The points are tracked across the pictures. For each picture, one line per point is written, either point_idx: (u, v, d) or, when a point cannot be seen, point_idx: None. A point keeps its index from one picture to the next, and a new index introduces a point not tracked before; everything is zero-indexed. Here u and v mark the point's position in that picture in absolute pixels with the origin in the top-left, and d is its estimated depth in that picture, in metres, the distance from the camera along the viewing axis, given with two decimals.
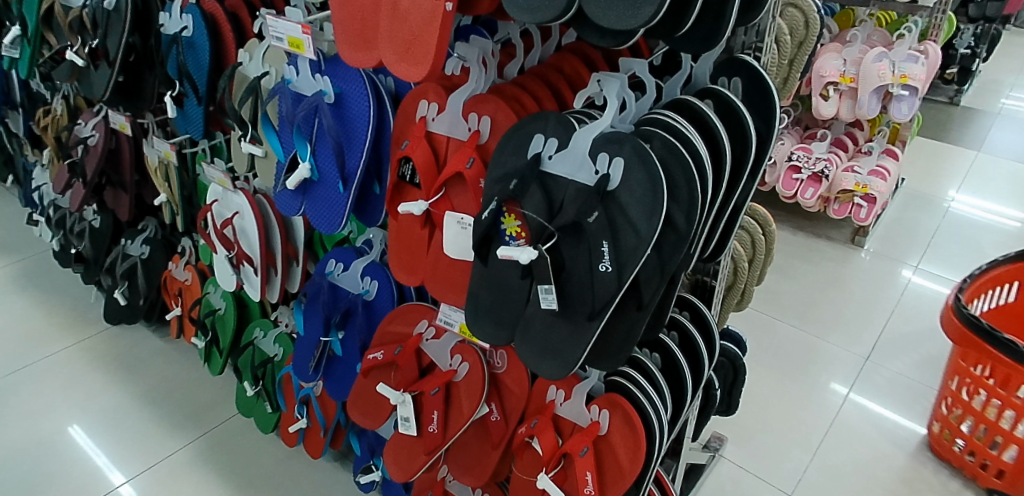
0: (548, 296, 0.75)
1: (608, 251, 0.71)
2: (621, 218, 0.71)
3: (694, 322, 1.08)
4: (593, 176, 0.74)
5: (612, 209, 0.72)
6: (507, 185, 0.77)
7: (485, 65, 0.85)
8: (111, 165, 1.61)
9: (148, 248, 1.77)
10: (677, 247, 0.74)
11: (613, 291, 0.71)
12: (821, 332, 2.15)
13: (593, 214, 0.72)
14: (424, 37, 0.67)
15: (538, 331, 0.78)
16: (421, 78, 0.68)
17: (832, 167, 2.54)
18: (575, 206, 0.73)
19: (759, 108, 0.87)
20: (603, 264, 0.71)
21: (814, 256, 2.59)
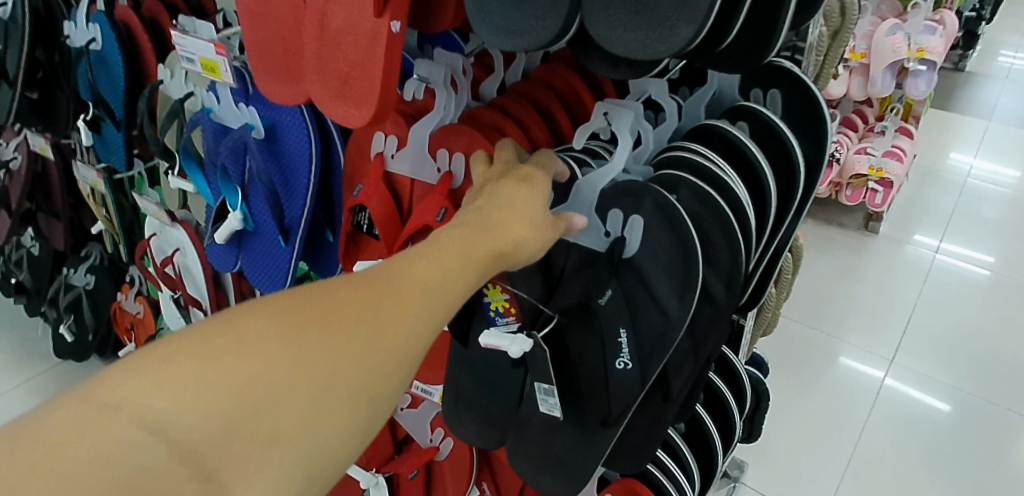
0: (550, 399, 0.60)
1: (626, 341, 0.55)
2: (642, 298, 0.55)
3: (721, 372, 0.90)
4: (604, 241, 0.56)
5: (630, 282, 0.55)
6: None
7: (456, 85, 0.67)
8: (40, 190, 1.42)
9: (93, 277, 1.54)
10: (712, 326, 0.59)
11: (636, 392, 0.56)
12: (838, 330, 1.93)
13: (606, 292, 0.55)
14: (364, 69, 0.48)
15: (538, 437, 0.64)
16: (362, 124, 0.50)
17: (842, 150, 2.28)
18: (581, 283, 0.56)
19: (805, 127, 0.68)
20: (621, 359, 0.56)
21: (825, 245, 2.32)
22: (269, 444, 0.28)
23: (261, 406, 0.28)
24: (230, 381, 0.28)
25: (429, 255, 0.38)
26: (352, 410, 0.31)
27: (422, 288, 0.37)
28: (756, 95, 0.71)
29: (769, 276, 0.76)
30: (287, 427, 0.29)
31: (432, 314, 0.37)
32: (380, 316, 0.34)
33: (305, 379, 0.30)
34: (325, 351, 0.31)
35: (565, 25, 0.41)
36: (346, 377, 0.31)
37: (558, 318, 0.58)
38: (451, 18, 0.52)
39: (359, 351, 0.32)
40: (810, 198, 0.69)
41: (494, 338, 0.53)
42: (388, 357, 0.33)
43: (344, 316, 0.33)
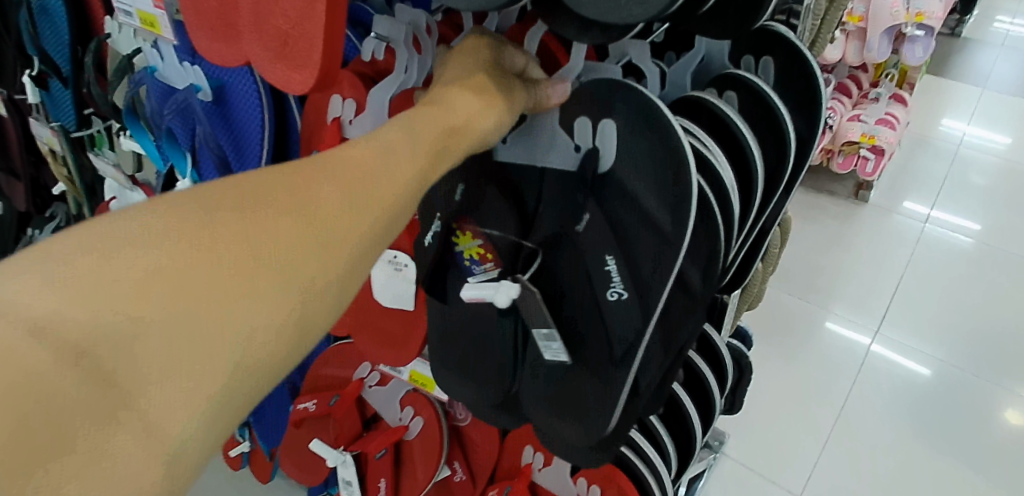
0: (555, 346, 0.59)
1: (616, 267, 0.54)
2: (627, 210, 0.53)
3: (704, 351, 0.88)
4: (576, 157, 0.56)
5: (624, 255, 0.53)
6: (454, 194, 0.63)
7: (420, 46, 0.61)
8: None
9: (59, 238, 1.44)
10: (689, 314, 0.55)
11: (637, 322, 0.54)
12: (825, 300, 1.91)
13: (583, 217, 0.56)
14: (301, 27, 0.42)
15: (539, 396, 0.64)
16: (305, 90, 0.45)
17: (837, 116, 2.20)
18: (554, 211, 0.59)
19: (799, 97, 0.63)
20: (614, 290, 0.55)
21: (814, 214, 2.29)
22: (172, 378, 0.24)
23: (148, 335, 0.24)
24: (102, 315, 0.23)
25: (342, 173, 0.34)
26: (279, 324, 0.28)
27: (331, 207, 0.32)
28: (747, 62, 0.66)
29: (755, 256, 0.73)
30: (187, 361, 0.25)
31: (361, 203, 0.34)
32: (291, 237, 0.30)
33: (203, 302, 0.26)
34: (221, 279, 0.27)
35: None
36: (265, 294, 0.28)
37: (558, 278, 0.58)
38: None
39: (263, 270, 0.28)
40: (800, 174, 0.64)
41: (472, 291, 0.59)
42: (304, 272, 0.30)
43: (244, 237, 0.28)
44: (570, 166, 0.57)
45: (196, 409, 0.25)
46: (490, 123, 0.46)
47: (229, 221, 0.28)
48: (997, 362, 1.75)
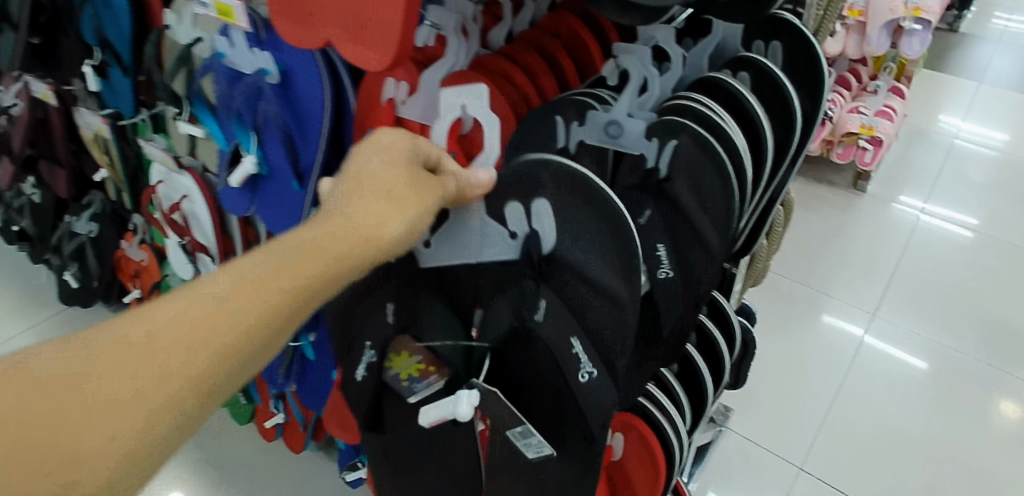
0: (534, 438, 0.63)
1: (582, 351, 0.57)
2: (584, 290, 0.56)
3: (714, 317, 0.96)
4: (513, 244, 0.56)
5: (665, 206, 0.60)
6: (386, 316, 0.64)
7: (466, 33, 0.68)
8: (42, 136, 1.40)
9: (97, 224, 1.53)
10: (707, 266, 0.63)
11: (611, 393, 0.58)
12: (826, 287, 1.98)
13: (540, 304, 0.56)
14: (381, 11, 0.50)
15: (515, 484, 0.70)
16: (383, 69, 0.52)
17: (837, 107, 2.27)
18: (509, 306, 0.58)
19: (804, 78, 0.70)
20: (584, 371, 0.57)
21: (813, 204, 2.35)
22: (108, 421, 0.29)
23: (81, 391, 0.29)
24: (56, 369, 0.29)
25: (281, 253, 0.37)
26: (184, 398, 0.32)
27: (254, 273, 0.36)
28: (758, 46, 0.73)
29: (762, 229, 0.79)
30: (117, 410, 0.30)
31: (268, 290, 0.36)
32: (220, 301, 0.34)
33: (137, 354, 0.31)
34: (153, 338, 0.31)
35: None
36: (187, 352, 0.32)
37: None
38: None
39: (192, 337, 0.32)
40: (806, 146, 0.71)
41: (433, 412, 0.62)
42: (226, 330, 0.33)
43: (182, 309, 0.33)
44: (511, 255, 0.56)
45: (113, 459, 0.29)
46: (409, 218, 0.43)
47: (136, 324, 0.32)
48: (987, 345, 1.83)
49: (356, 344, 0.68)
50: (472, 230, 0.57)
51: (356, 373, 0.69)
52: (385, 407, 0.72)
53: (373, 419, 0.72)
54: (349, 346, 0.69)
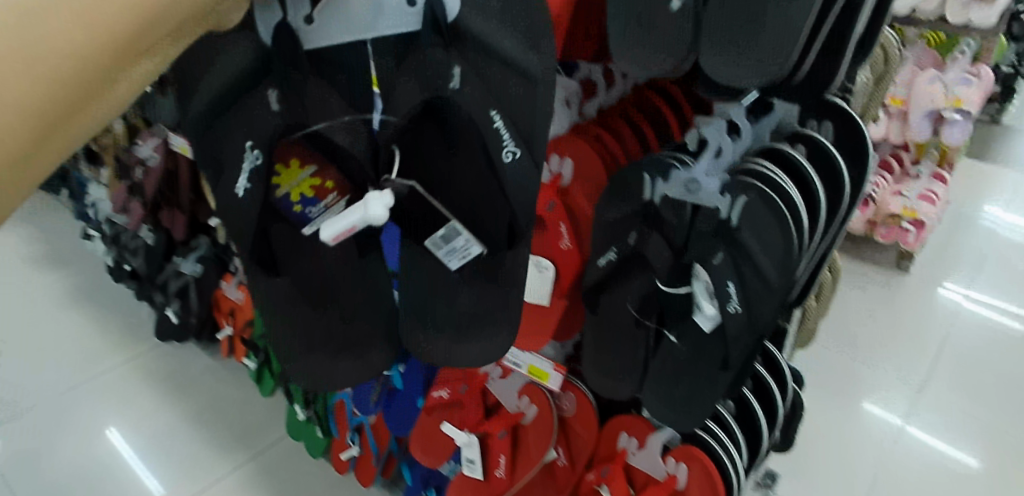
0: (459, 241, 0.70)
1: (502, 125, 0.66)
2: (485, 61, 0.66)
3: (767, 368, 0.97)
4: (413, 15, 0.65)
5: (735, 251, 0.71)
6: (270, 103, 0.63)
7: (568, 103, 0.85)
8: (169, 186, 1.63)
9: (201, 265, 1.73)
10: (765, 301, 0.72)
11: (533, 173, 0.69)
12: (870, 359, 1.98)
13: (455, 73, 0.64)
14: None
15: (438, 312, 0.76)
16: None
17: (880, 189, 2.34)
18: (416, 83, 0.66)
19: (853, 153, 0.83)
20: (507, 151, 0.66)
21: (858, 280, 2.37)
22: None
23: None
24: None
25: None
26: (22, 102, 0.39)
27: (98, 5, 0.40)
28: (812, 124, 0.86)
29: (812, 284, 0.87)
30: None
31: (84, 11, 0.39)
32: (63, 36, 0.39)
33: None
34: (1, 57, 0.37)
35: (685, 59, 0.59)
36: (35, 78, 0.39)
37: (691, 284, 0.75)
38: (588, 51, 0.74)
39: (24, 55, 0.38)
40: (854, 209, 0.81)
41: (344, 222, 0.60)
42: (73, 60, 0.40)
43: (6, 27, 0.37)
44: (411, 26, 0.66)
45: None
46: None
47: None
48: None
49: (235, 148, 0.65)
50: (366, 5, 0.64)
51: (237, 189, 0.65)
52: (272, 237, 0.70)
53: (265, 253, 0.71)
54: (221, 145, 0.66)
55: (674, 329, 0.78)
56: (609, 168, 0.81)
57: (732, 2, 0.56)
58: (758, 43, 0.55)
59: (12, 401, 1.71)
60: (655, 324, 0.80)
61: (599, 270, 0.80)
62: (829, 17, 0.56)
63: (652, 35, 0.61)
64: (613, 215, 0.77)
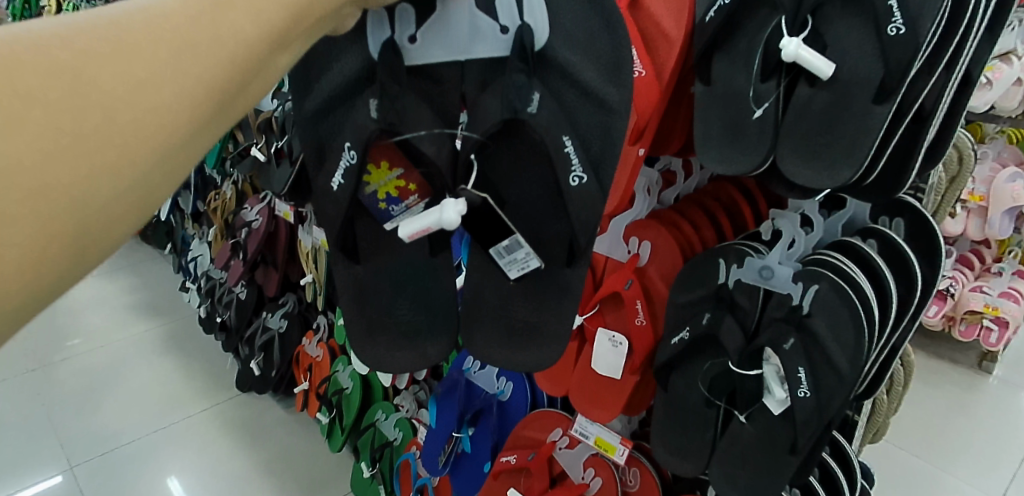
0: (521, 253, 0.67)
1: (572, 150, 0.64)
2: (567, 88, 0.65)
3: (835, 457, 0.97)
4: (505, 39, 0.61)
5: (806, 337, 0.75)
6: (368, 111, 0.61)
7: (648, 191, 0.93)
8: (268, 246, 1.84)
9: (286, 322, 1.91)
10: (838, 389, 0.73)
11: (597, 198, 0.67)
12: (949, 465, 1.76)
13: (534, 97, 0.61)
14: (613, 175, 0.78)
15: (490, 317, 0.72)
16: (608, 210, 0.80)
17: (957, 285, 2.22)
18: (498, 99, 0.61)
19: (925, 250, 0.85)
20: (574, 175, 0.65)
21: (933, 378, 2.20)
22: (112, 161, 0.34)
23: (90, 86, 0.33)
24: (50, 63, 0.32)
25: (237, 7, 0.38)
26: (174, 123, 0.36)
27: (238, 23, 0.38)
28: (884, 220, 0.89)
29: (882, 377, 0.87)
30: (111, 135, 0.34)
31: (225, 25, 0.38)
32: (201, 31, 0.37)
33: (123, 69, 0.34)
34: (140, 50, 0.34)
35: (764, 159, 0.66)
36: (191, 94, 0.36)
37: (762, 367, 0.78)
38: (676, 144, 0.82)
39: (177, 69, 0.36)
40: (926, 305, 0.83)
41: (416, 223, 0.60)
42: (215, 59, 0.37)
43: (150, 21, 0.35)
44: (500, 51, 0.62)
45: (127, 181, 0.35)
46: None
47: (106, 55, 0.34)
48: None
49: (335, 147, 0.65)
50: (462, 27, 0.61)
51: (333, 181, 0.65)
52: (358, 229, 0.70)
53: (349, 241, 0.70)
54: (326, 138, 0.67)
55: (744, 410, 0.80)
56: (685, 251, 0.88)
57: (808, 117, 0.63)
58: (827, 153, 0.62)
59: (101, 435, 1.82)
60: (725, 404, 0.83)
61: (671, 349, 0.84)
62: (894, 132, 0.62)
63: (735, 138, 0.68)
64: (687, 297, 0.83)
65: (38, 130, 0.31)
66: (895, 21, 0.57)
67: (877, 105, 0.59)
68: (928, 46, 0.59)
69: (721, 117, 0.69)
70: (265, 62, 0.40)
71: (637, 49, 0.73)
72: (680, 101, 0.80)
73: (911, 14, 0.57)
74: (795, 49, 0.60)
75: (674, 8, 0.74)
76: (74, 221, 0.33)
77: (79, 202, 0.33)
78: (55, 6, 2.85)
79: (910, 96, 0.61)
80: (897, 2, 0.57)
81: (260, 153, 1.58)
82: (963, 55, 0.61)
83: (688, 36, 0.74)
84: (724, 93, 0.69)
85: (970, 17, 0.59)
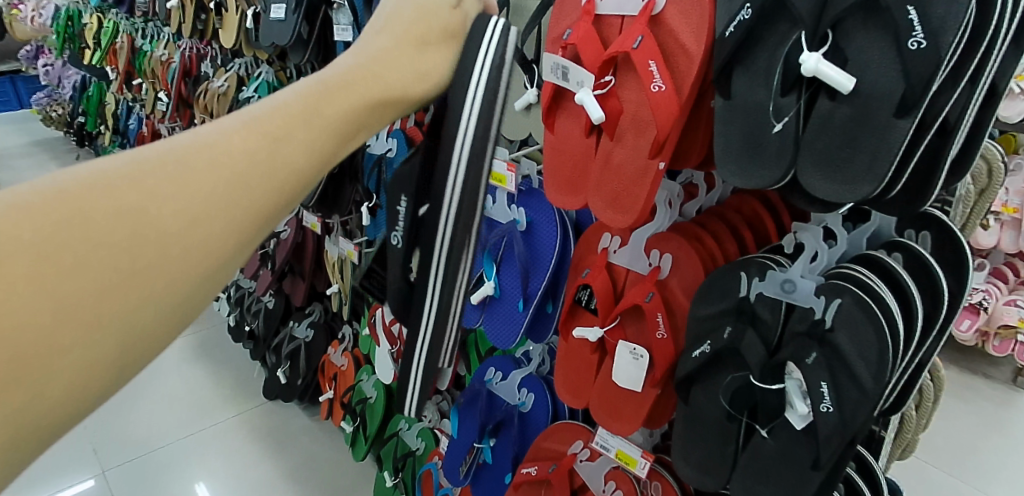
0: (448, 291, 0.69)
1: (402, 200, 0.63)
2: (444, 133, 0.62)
3: (861, 474, 0.95)
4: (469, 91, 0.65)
5: (829, 352, 0.74)
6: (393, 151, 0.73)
7: (670, 204, 0.94)
8: (296, 256, 1.89)
9: (312, 331, 1.95)
10: (859, 407, 0.72)
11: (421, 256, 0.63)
12: (982, 483, 1.70)
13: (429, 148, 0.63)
14: (635, 191, 0.79)
15: None
16: (627, 224, 0.80)
17: (991, 298, 2.14)
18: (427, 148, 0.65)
19: (952, 264, 0.83)
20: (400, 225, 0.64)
21: (968, 394, 2.14)
22: (163, 284, 0.35)
23: (147, 222, 0.34)
24: (120, 209, 0.34)
25: (294, 144, 0.41)
26: (226, 244, 0.37)
27: (290, 154, 0.41)
28: (909, 233, 0.87)
29: (909, 392, 0.86)
30: (174, 262, 0.35)
31: (280, 156, 0.40)
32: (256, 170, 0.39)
33: (185, 210, 0.36)
34: (200, 192, 0.36)
35: (783, 175, 0.66)
36: (242, 214, 0.38)
37: (783, 381, 0.77)
38: (695, 159, 0.83)
39: (229, 195, 0.38)
40: (953, 318, 0.81)
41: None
42: (270, 186, 0.40)
43: (210, 156, 0.37)
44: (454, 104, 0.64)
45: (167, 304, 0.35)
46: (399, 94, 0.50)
47: (169, 189, 0.35)
48: None
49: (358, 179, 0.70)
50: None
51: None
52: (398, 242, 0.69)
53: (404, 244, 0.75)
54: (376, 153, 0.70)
55: (766, 423, 0.79)
56: (707, 265, 0.88)
57: (829, 130, 0.63)
58: (850, 167, 0.62)
59: (136, 440, 1.87)
60: (746, 419, 0.82)
61: (693, 362, 0.85)
62: (918, 145, 0.62)
63: (755, 154, 0.68)
64: (708, 310, 0.84)
65: (100, 270, 0.33)
66: (916, 35, 0.57)
67: (900, 119, 0.58)
68: (951, 59, 0.59)
69: (742, 130, 0.70)
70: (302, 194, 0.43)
71: (657, 64, 0.75)
72: (700, 115, 0.81)
73: (933, 27, 0.56)
74: (816, 64, 0.61)
75: (694, 23, 0.75)
76: (117, 341, 0.34)
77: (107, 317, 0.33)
78: (97, 23, 2.99)
79: (935, 109, 0.60)
80: (917, 16, 0.57)
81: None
82: (988, 67, 0.60)
83: (708, 50, 0.74)
84: (745, 108, 0.70)
85: (995, 29, 0.58)
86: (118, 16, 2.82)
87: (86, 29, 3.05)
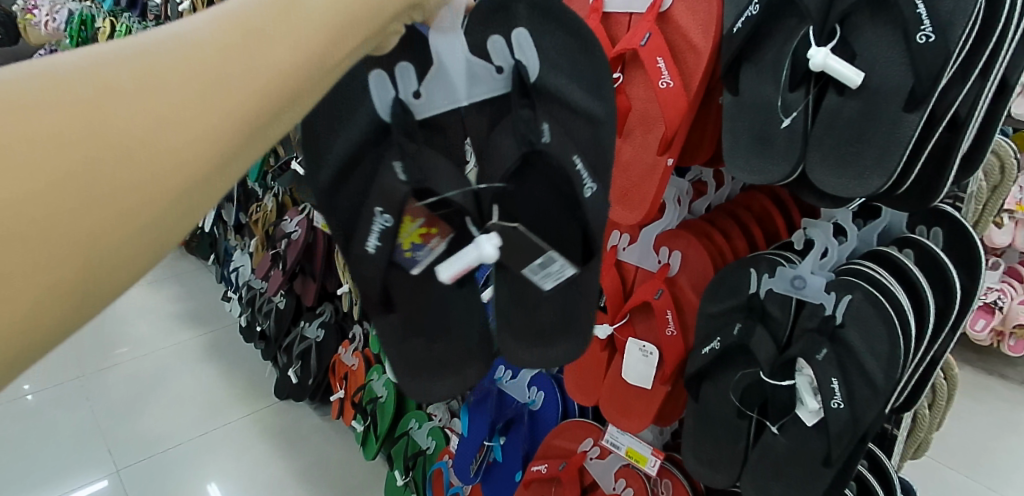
0: (554, 267, 0.60)
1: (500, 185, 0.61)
2: (581, 122, 0.64)
3: (873, 472, 0.94)
4: (502, 79, 0.61)
5: (839, 348, 0.74)
6: (394, 176, 0.57)
7: (679, 201, 0.94)
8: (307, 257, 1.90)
9: (323, 331, 1.98)
10: (871, 403, 0.72)
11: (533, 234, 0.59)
12: (996, 483, 1.69)
13: (545, 126, 0.61)
14: (643, 188, 0.79)
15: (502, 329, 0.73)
16: (636, 221, 0.80)
17: (1006, 298, 2.11)
18: (510, 136, 0.61)
19: (965, 261, 0.82)
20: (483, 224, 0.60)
21: (983, 395, 2.11)
22: (135, 195, 0.30)
23: (105, 120, 0.30)
24: (78, 102, 0.29)
25: (281, 36, 0.35)
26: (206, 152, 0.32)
27: (274, 49, 0.35)
28: (921, 230, 0.87)
29: (921, 389, 0.85)
30: (144, 170, 0.31)
31: (263, 51, 0.34)
32: (240, 65, 0.33)
33: (194, 94, 0.32)
34: (172, 84, 0.31)
35: (792, 169, 0.65)
36: (223, 115, 0.33)
37: (794, 378, 0.77)
38: (704, 155, 0.83)
39: (202, 95, 0.32)
40: (965, 317, 0.81)
41: (449, 270, 0.55)
42: (256, 86, 0.34)
43: (179, 51, 0.32)
44: (500, 89, 0.61)
45: (142, 219, 0.31)
46: None
47: (129, 88, 0.30)
48: None
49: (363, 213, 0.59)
50: (460, 76, 0.59)
51: (367, 247, 0.59)
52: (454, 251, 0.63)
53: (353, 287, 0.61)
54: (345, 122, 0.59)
55: (776, 420, 0.80)
56: (716, 262, 0.88)
57: (838, 126, 0.63)
58: (858, 162, 0.61)
59: (148, 440, 1.89)
60: (757, 415, 0.82)
61: (702, 359, 0.84)
62: (927, 140, 0.61)
63: (764, 149, 0.68)
64: (718, 307, 0.83)
65: (49, 171, 0.28)
66: (924, 29, 0.57)
67: (909, 113, 0.58)
68: (960, 55, 0.59)
69: (750, 126, 0.70)
70: (298, 100, 0.37)
71: (665, 61, 0.75)
72: (709, 111, 0.81)
73: (942, 22, 0.56)
74: (824, 58, 0.60)
75: (702, 20, 0.75)
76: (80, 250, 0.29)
77: (91, 239, 0.29)
78: (110, 27, 3.02)
79: (944, 104, 0.60)
80: (926, 10, 0.57)
81: (299, 167, 1.66)
82: (998, 61, 0.60)
83: (716, 45, 0.74)
84: (753, 104, 0.70)
85: (1004, 24, 0.58)
86: (130, 19, 2.84)
87: (99, 33, 3.08)
